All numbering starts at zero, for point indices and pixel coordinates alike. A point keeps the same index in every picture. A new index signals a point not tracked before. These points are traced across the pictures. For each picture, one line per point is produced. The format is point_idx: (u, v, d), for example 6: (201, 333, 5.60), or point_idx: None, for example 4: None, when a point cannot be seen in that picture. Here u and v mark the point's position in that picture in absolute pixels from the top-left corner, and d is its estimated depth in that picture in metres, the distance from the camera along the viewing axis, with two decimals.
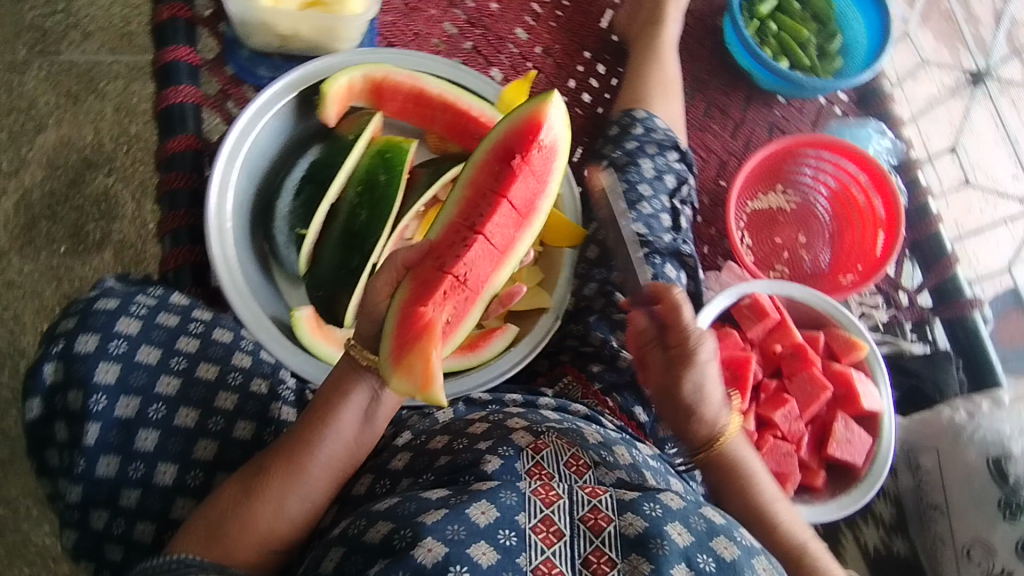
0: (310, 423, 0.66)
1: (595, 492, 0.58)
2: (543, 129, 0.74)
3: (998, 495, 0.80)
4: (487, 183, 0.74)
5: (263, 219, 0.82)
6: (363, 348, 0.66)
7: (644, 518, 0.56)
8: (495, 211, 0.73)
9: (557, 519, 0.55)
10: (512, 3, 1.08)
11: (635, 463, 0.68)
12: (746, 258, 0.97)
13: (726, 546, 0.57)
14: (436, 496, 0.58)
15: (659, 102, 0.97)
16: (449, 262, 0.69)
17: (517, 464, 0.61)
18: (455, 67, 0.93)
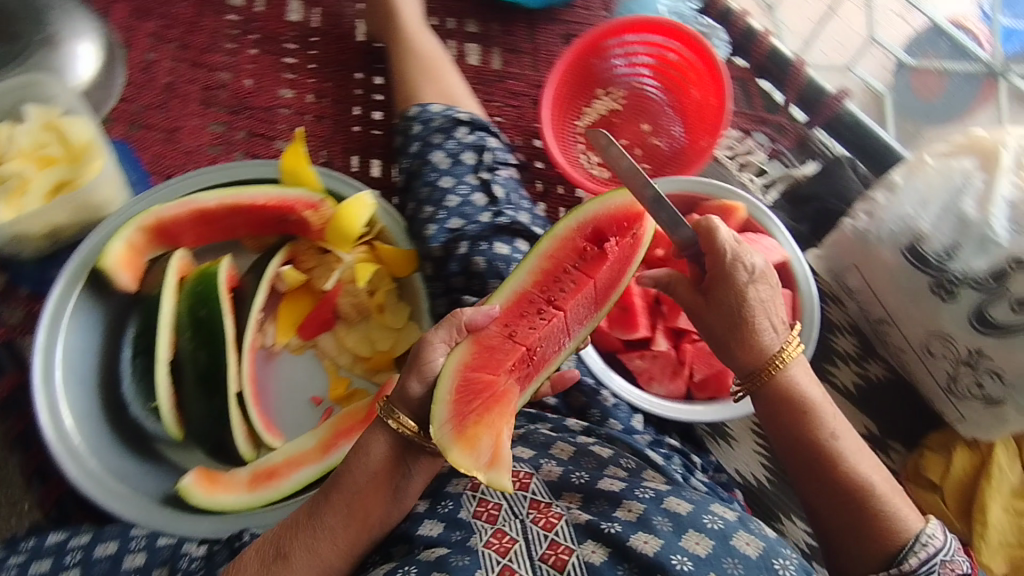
0: (335, 499, 0.65)
1: (551, 526, 0.63)
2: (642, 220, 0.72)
3: (928, 281, 0.74)
4: (565, 262, 0.72)
5: (117, 412, 0.80)
6: (397, 412, 0.63)
7: (605, 541, 0.61)
8: (575, 290, 0.71)
9: (517, 565, 0.59)
10: (265, 67, 1.03)
11: (569, 462, 0.71)
12: (585, 183, 0.90)
13: (699, 541, 0.60)
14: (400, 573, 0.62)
15: (428, 88, 0.93)
16: (516, 331, 0.67)
17: (461, 515, 0.67)
18: (220, 171, 0.90)
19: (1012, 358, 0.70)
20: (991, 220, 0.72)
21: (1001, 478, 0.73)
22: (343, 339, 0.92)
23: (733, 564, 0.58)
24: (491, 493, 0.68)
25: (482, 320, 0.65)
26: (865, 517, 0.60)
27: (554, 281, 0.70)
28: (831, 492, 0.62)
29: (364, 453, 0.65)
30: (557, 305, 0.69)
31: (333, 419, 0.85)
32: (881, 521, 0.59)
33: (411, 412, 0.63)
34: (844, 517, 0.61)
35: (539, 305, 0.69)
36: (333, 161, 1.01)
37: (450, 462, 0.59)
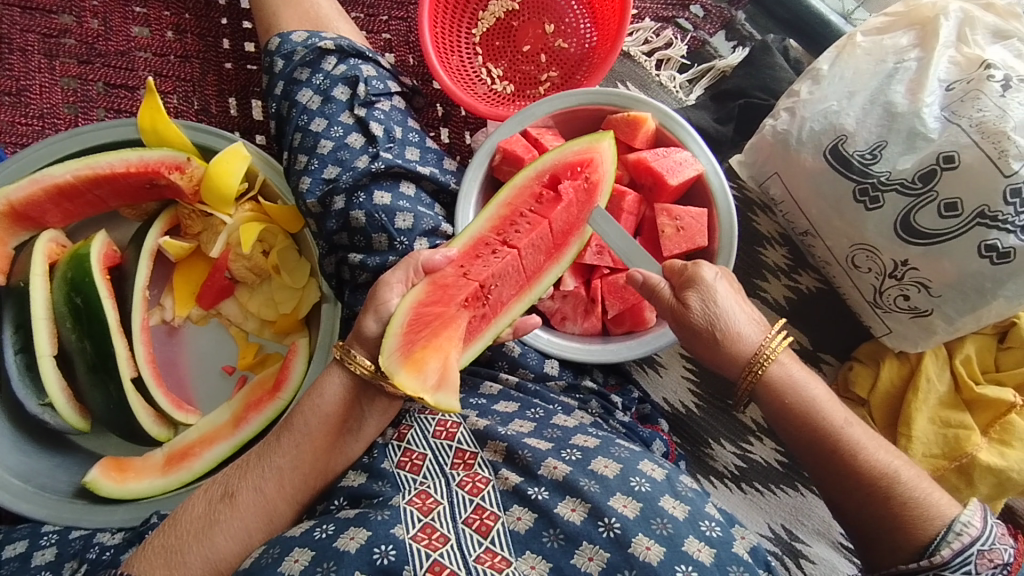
0: (285, 440, 0.64)
1: (477, 491, 0.58)
2: (594, 166, 0.67)
3: (851, 187, 0.68)
4: (525, 204, 0.65)
5: (11, 411, 0.76)
6: (353, 352, 0.61)
7: (532, 508, 0.56)
8: (533, 231, 0.64)
9: (439, 526, 0.55)
10: (111, 0, 0.91)
11: (502, 419, 0.66)
12: (478, 107, 0.82)
13: (626, 503, 0.56)
14: (315, 532, 0.57)
15: (290, 14, 0.82)
16: (471, 269, 0.61)
17: (383, 465, 0.62)
18: (72, 137, 0.81)
19: (939, 267, 0.64)
20: (923, 110, 0.64)
21: (929, 389, 0.70)
22: (246, 303, 0.85)
23: (664, 525, 0.54)
24: (417, 442, 0.64)
25: (439, 259, 0.59)
26: (893, 510, 0.54)
27: (511, 221, 0.64)
28: (845, 487, 0.56)
29: (317, 394, 0.65)
30: (512, 243, 0.63)
31: (244, 390, 0.81)
32: (910, 509, 0.54)
33: (367, 352, 0.61)
34: (869, 512, 0.55)
35: (494, 245, 0.63)
36: (207, 106, 0.91)
37: (394, 382, 0.54)
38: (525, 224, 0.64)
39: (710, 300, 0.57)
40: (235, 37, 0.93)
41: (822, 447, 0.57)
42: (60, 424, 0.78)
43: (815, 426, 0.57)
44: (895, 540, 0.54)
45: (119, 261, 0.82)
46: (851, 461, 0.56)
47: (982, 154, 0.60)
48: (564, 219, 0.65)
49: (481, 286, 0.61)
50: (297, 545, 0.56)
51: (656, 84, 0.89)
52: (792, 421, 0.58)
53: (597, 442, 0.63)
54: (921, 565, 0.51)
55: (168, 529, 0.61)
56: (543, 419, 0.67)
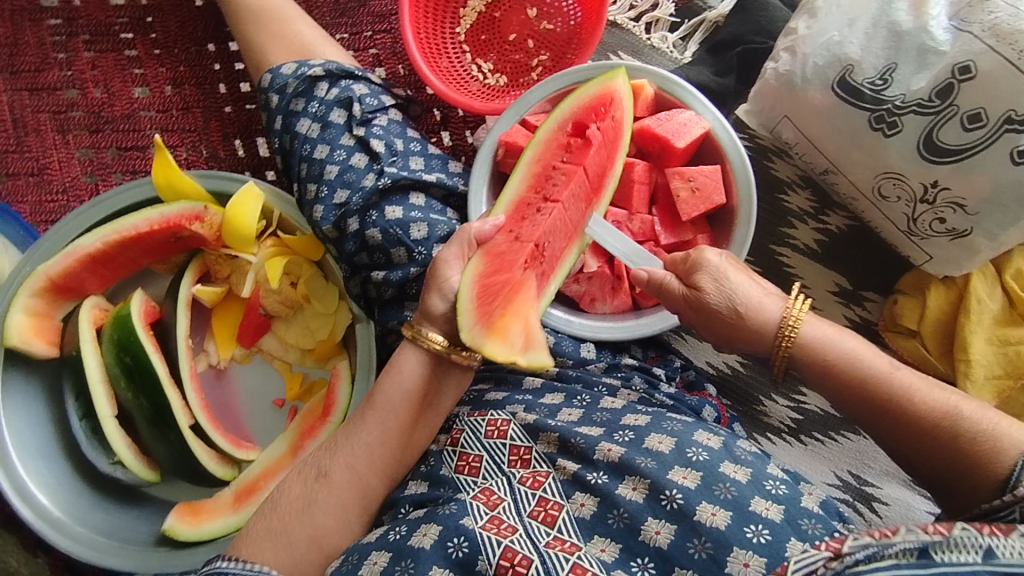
0: (371, 416, 0.64)
1: (538, 484, 0.58)
2: (616, 103, 0.69)
3: (866, 116, 0.65)
4: (557, 159, 0.69)
5: (85, 472, 0.81)
6: (421, 330, 0.65)
7: (593, 492, 0.57)
8: (572, 183, 0.68)
9: (507, 517, 0.55)
10: (108, 67, 0.94)
11: (549, 411, 0.66)
12: (473, 106, 0.82)
13: (686, 474, 0.55)
14: (388, 535, 0.57)
15: (277, 49, 0.83)
16: (522, 232, 0.66)
17: (442, 472, 0.62)
18: (95, 205, 0.84)
19: (972, 183, 0.61)
20: (930, 24, 0.61)
21: (981, 309, 0.68)
22: (284, 336, 0.87)
23: (727, 490, 0.54)
24: (471, 444, 0.63)
25: (489, 229, 0.64)
26: (962, 447, 0.52)
27: (546, 176, 0.69)
28: (905, 434, 0.55)
29: (396, 369, 0.66)
30: (553, 198, 0.68)
31: (297, 420, 0.84)
32: (979, 443, 0.52)
33: (436, 328, 0.65)
34: (936, 455, 0.53)
35: (537, 203, 0.68)
36: (216, 152, 0.93)
37: (485, 351, 0.59)
38: (560, 177, 0.68)
39: (722, 279, 0.59)
40: (230, 80, 0.94)
41: (874, 398, 0.56)
42: (132, 478, 0.82)
43: (863, 379, 0.56)
44: (971, 479, 0.51)
45: (160, 315, 0.85)
46: (906, 406, 0.55)
47: (1000, 59, 0.57)
48: (598, 164, 0.69)
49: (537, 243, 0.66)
50: (374, 549, 0.56)
51: (649, 48, 0.87)
52: (835, 377, 0.57)
53: (648, 419, 0.62)
54: (1004, 500, 0.48)
55: (269, 513, 0.61)
56: (590, 404, 0.66)
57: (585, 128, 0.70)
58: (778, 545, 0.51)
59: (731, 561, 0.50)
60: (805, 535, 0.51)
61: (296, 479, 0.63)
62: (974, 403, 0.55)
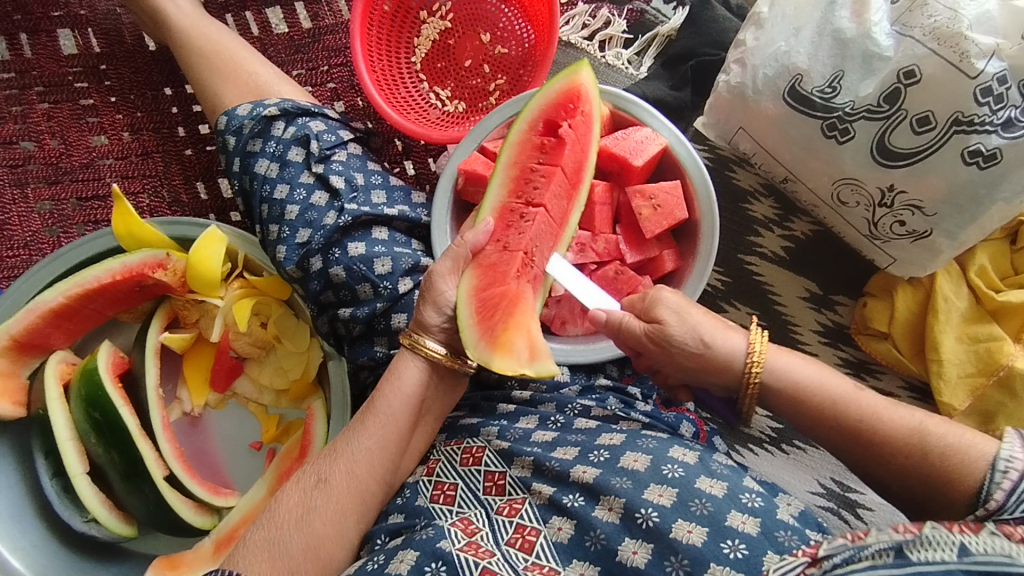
0: (370, 422, 0.62)
1: (515, 511, 0.57)
2: (584, 99, 0.68)
3: (818, 124, 0.66)
4: (532, 160, 0.68)
5: (60, 532, 0.79)
6: (417, 338, 0.64)
7: (570, 516, 0.55)
8: (552, 184, 0.67)
9: (484, 543, 0.54)
10: (64, 118, 0.93)
11: (523, 435, 0.64)
12: (432, 135, 0.82)
13: (662, 491, 0.54)
14: (367, 565, 0.55)
15: (231, 91, 0.83)
16: (509, 240, 0.65)
17: (417, 503, 0.60)
18: (56, 259, 0.82)
19: (927, 185, 0.62)
20: (872, 30, 0.61)
21: (948, 308, 0.68)
22: (258, 378, 0.86)
23: (703, 505, 0.52)
24: (447, 473, 0.62)
25: (482, 239, 0.64)
26: (934, 463, 0.52)
27: (525, 179, 0.67)
28: (877, 457, 0.54)
29: (395, 376, 0.64)
30: (536, 203, 0.67)
31: (275, 462, 0.82)
32: (949, 458, 0.51)
33: (432, 337, 0.64)
34: (910, 475, 0.53)
35: (520, 209, 0.67)
36: (178, 196, 0.92)
37: (493, 367, 0.59)
38: (540, 178, 0.67)
39: (683, 313, 0.60)
40: (188, 123, 0.94)
41: (843, 423, 0.56)
42: (108, 535, 0.80)
43: (830, 407, 0.56)
44: (945, 497, 0.51)
45: (129, 365, 0.83)
46: (876, 431, 0.55)
47: (942, 62, 0.59)
48: (576, 162, 0.68)
49: (527, 250, 0.65)
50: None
51: (604, 66, 0.87)
52: (804, 406, 0.57)
53: (622, 438, 0.61)
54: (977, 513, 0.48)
55: (265, 523, 0.58)
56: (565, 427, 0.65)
57: (558, 126, 0.69)
58: (756, 559, 0.49)
59: None
60: (782, 548, 0.50)
61: (296, 484, 0.60)
62: (939, 419, 0.55)
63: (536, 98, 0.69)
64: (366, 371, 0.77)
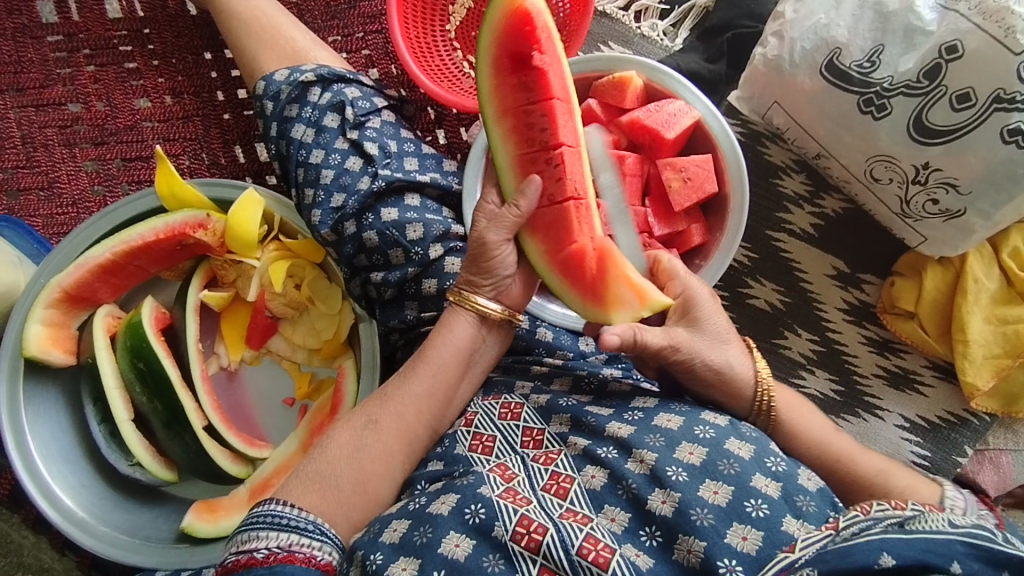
0: (421, 368, 0.64)
1: (550, 461, 0.57)
2: (535, 21, 0.64)
3: (855, 99, 0.66)
4: (521, 101, 0.65)
5: (108, 474, 0.84)
6: (467, 294, 0.66)
7: (603, 466, 0.56)
8: (556, 116, 0.64)
9: (521, 489, 0.54)
10: (109, 80, 0.96)
11: (558, 394, 0.66)
12: (463, 103, 0.82)
13: (692, 450, 0.55)
14: (409, 504, 0.56)
15: (269, 56, 0.84)
16: (553, 191, 0.64)
17: (456, 450, 0.61)
18: (103, 217, 0.86)
19: (964, 164, 0.63)
20: (916, 4, 0.62)
21: (977, 290, 0.70)
22: (291, 337, 0.89)
23: (730, 465, 0.53)
24: (486, 425, 0.62)
25: (532, 206, 0.64)
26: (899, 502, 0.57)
27: (524, 117, 0.66)
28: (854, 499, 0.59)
29: (447, 327, 0.65)
30: (553, 140, 0.64)
31: (307, 417, 0.86)
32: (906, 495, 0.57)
33: (481, 293, 0.66)
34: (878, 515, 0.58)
35: (542, 149, 0.65)
36: (217, 159, 0.95)
37: (611, 323, 0.62)
38: (539, 112, 0.65)
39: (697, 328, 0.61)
40: (228, 88, 0.96)
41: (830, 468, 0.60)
42: (151, 479, 0.85)
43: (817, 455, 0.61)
44: None
45: (171, 321, 0.87)
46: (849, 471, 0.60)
47: (986, 37, 0.59)
48: (556, 79, 0.65)
49: (573, 193, 0.63)
50: (395, 517, 0.55)
51: (639, 37, 0.86)
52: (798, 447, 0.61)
53: (656, 402, 0.62)
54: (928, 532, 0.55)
55: (317, 458, 0.61)
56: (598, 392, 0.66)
57: (523, 56, 0.65)
58: (776, 519, 0.50)
59: (730, 532, 0.50)
60: (800, 513, 0.51)
61: (348, 424, 0.63)
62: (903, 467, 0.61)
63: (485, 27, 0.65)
64: (397, 333, 0.80)
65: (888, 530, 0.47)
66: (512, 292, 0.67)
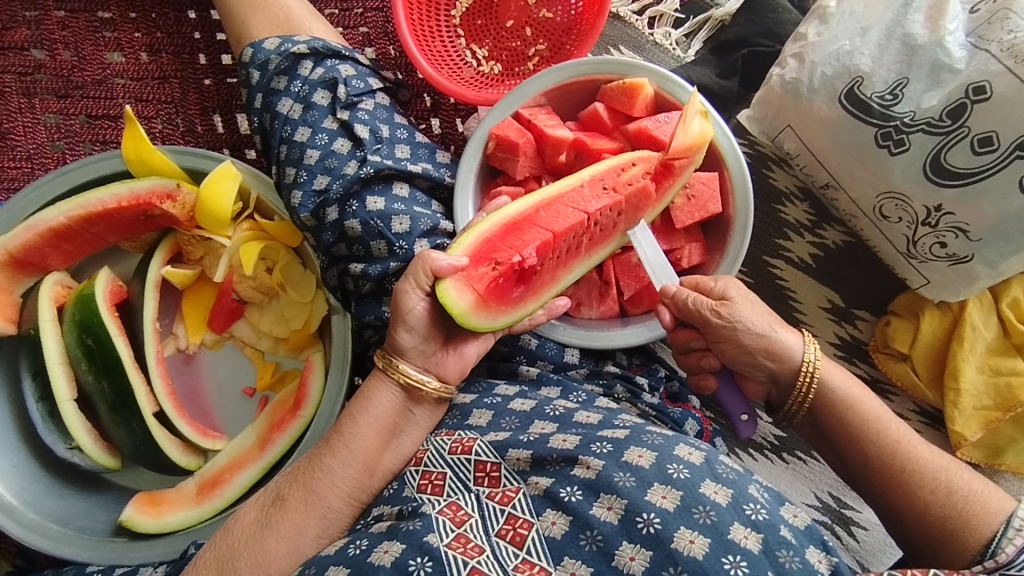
0: (338, 441, 0.60)
1: (508, 499, 0.52)
2: (481, 277, 0.58)
3: (873, 132, 0.67)
4: (560, 251, 0.62)
5: (43, 455, 0.77)
6: (393, 360, 0.61)
7: (566, 511, 0.50)
8: (571, 218, 0.61)
9: (474, 536, 0.49)
10: (80, 29, 0.89)
11: (520, 424, 0.59)
12: (464, 93, 0.79)
13: (665, 493, 0.49)
14: (349, 549, 0.52)
15: (259, 21, 0.79)
16: (624, 211, 0.64)
17: (404, 493, 0.56)
18: (59, 176, 0.79)
19: (977, 209, 0.64)
20: (945, 39, 0.63)
21: (974, 337, 0.71)
22: (257, 323, 0.83)
23: (706, 513, 0.48)
24: (435, 463, 0.57)
25: (627, 221, 0.65)
26: (957, 505, 0.53)
27: (569, 246, 0.62)
28: (895, 486, 0.55)
29: (367, 400, 0.61)
30: (581, 215, 0.62)
31: (266, 411, 0.80)
32: (969, 504, 0.53)
33: (410, 362, 0.61)
34: (929, 513, 0.53)
35: (598, 221, 0.63)
36: (193, 126, 0.89)
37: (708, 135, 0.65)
38: (565, 236, 0.61)
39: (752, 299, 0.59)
40: (211, 51, 0.90)
41: (880, 443, 0.56)
42: (87, 464, 0.78)
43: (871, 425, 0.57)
44: (957, 541, 0.52)
45: (126, 296, 0.81)
46: (910, 460, 0.55)
47: (1015, 81, 0.59)
48: (509, 249, 0.59)
49: (610, 186, 0.64)
50: (332, 564, 0.51)
51: (651, 44, 0.86)
52: (851, 418, 0.57)
53: (626, 432, 0.55)
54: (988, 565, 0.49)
55: (223, 538, 0.57)
56: (564, 415, 0.60)
57: (509, 273, 0.59)
58: None
59: None
60: (783, 571, 0.46)
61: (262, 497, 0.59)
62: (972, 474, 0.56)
63: (493, 327, 0.59)
64: (371, 330, 0.74)
65: None
66: (447, 365, 0.63)
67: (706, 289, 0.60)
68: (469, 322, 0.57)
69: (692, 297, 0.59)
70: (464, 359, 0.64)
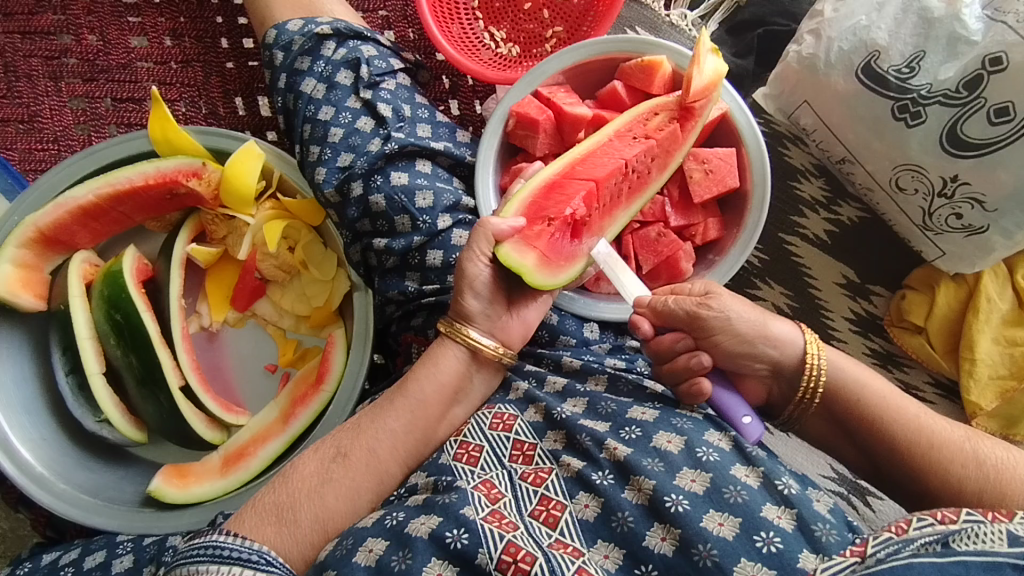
0: (399, 402, 0.61)
1: (540, 481, 0.53)
2: (537, 235, 0.61)
3: (890, 105, 0.68)
4: (606, 198, 0.65)
5: (72, 429, 0.79)
6: (459, 326, 0.63)
7: (598, 493, 0.51)
8: (610, 167, 0.64)
9: (507, 513, 0.50)
10: (105, 14, 0.91)
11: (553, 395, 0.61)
12: (484, 73, 0.80)
13: (694, 477, 0.50)
14: (386, 521, 0.53)
15: (282, 3, 0.80)
16: (657, 155, 0.67)
17: (441, 462, 0.57)
18: (87, 156, 0.80)
19: (993, 179, 0.65)
20: (961, 12, 0.64)
21: (990, 309, 0.72)
22: (279, 301, 0.84)
23: (737, 493, 0.49)
24: (474, 435, 0.58)
25: (661, 163, 0.67)
26: (987, 476, 0.55)
27: (612, 190, 0.66)
28: (921, 470, 0.57)
29: (432, 361, 0.63)
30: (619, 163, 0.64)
31: (289, 387, 0.82)
32: (1000, 474, 0.54)
33: (476, 326, 0.63)
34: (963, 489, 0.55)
35: (635, 167, 0.66)
36: (215, 109, 0.90)
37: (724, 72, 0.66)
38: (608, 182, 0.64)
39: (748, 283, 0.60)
40: (233, 35, 0.91)
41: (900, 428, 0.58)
42: (116, 437, 0.80)
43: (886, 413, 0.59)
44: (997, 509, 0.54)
45: (152, 274, 0.82)
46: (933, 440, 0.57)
47: None
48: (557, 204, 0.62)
49: (638, 135, 0.67)
50: (370, 536, 0.52)
51: (667, 25, 0.87)
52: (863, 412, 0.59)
53: (656, 415, 0.57)
54: None
55: (279, 485, 0.58)
56: (594, 392, 0.61)
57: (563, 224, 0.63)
58: (791, 555, 0.46)
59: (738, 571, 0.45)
60: (819, 546, 0.46)
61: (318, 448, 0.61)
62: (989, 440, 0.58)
63: (556, 283, 0.61)
64: (394, 305, 0.76)
65: (921, 552, 0.43)
66: (510, 329, 0.65)
67: (684, 291, 0.63)
68: (537, 280, 0.60)
69: (673, 299, 0.61)
70: (526, 323, 0.66)
